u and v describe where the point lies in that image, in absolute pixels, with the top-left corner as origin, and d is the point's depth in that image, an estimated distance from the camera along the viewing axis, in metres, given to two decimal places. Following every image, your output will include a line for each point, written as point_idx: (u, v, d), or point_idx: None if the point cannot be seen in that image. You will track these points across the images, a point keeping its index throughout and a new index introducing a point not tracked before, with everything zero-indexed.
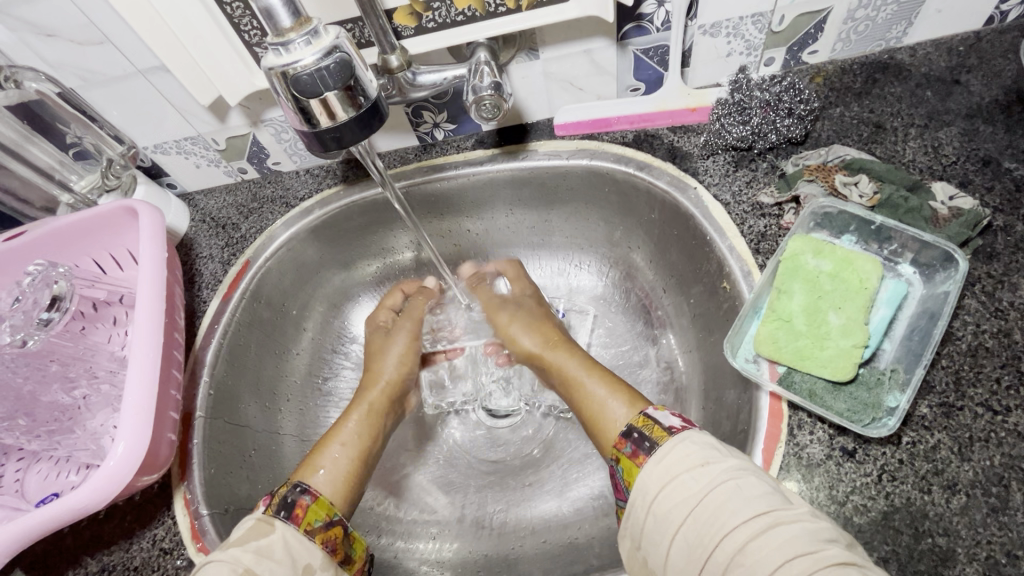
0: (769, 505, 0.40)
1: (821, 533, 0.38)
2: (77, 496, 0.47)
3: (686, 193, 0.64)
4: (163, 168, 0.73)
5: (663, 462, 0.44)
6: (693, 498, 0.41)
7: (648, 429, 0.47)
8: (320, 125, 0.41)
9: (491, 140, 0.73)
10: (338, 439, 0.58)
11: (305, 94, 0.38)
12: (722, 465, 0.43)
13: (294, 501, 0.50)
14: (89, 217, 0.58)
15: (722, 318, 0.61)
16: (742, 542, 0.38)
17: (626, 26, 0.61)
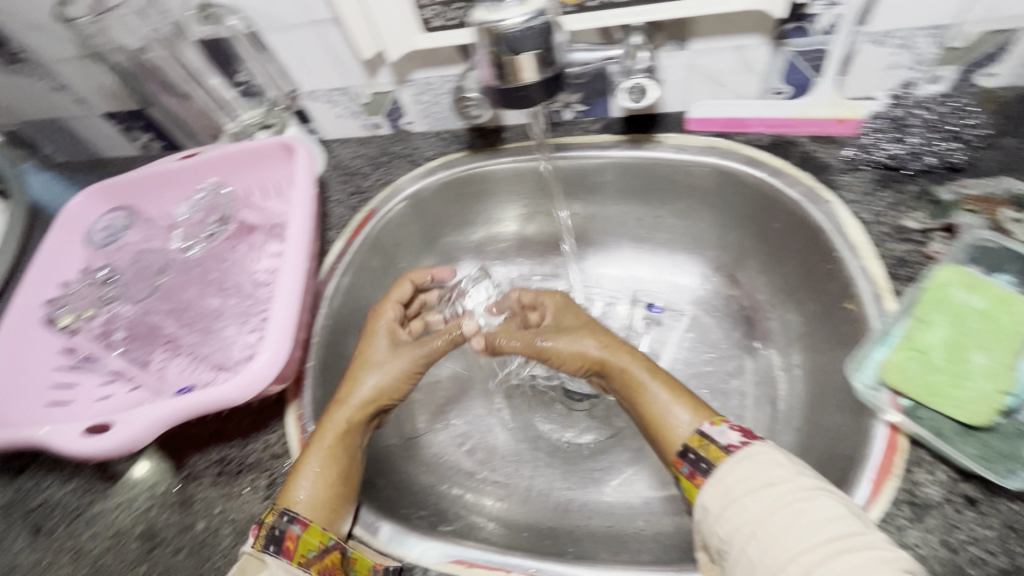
0: (837, 532, 0.38)
1: (897, 560, 0.37)
2: (230, 389, 0.51)
3: (819, 206, 0.61)
4: (309, 114, 0.79)
5: (722, 483, 0.44)
6: (758, 520, 0.41)
7: (703, 450, 0.47)
8: (511, 83, 0.43)
9: (617, 126, 0.73)
10: (324, 449, 0.54)
11: (509, 51, 0.41)
12: (786, 486, 0.42)
13: (283, 534, 0.48)
14: (250, 150, 0.64)
15: (837, 340, 0.58)
16: (809, 565, 0.37)
17: (787, 26, 0.59)
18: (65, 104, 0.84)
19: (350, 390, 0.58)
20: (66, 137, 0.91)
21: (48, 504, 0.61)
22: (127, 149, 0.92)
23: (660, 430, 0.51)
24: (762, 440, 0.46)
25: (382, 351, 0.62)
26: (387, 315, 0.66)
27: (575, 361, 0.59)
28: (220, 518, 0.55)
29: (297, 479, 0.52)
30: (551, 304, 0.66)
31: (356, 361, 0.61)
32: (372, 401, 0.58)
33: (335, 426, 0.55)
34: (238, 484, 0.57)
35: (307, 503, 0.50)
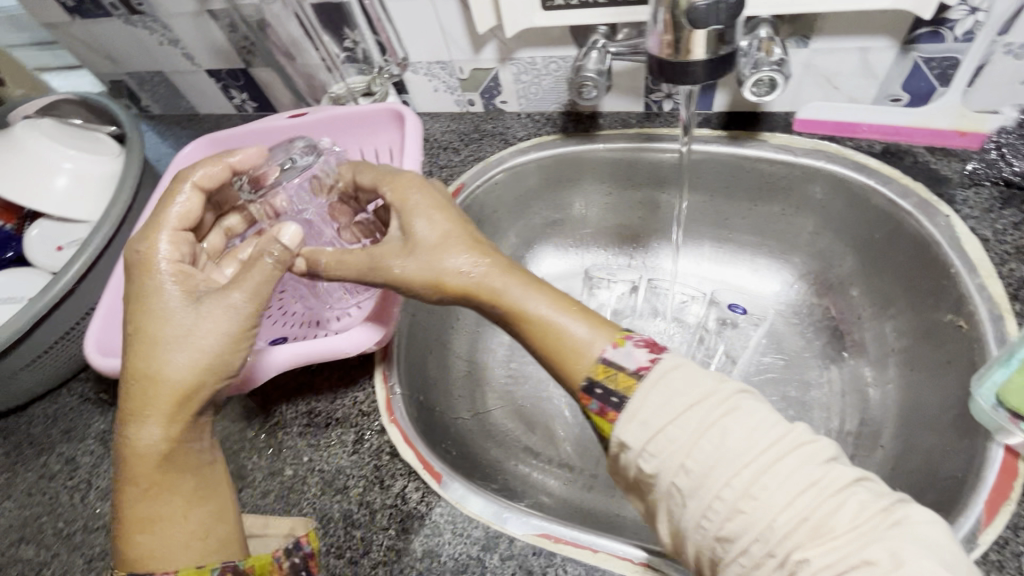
0: (761, 453, 0.37)
1: (822, 454, 0.37)
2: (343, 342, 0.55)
3: (935, 219, 0.59)
4: (407, 86, 0.80)
5: (636, 416, 0.40)
6: (685, 449, 0.38)
7: (612, 382, 0.42)
8: (678, 58, 0.43)
9: (717, 120, 0.71)
10: (152, 486, 0.44)
11: (695, 25, 0.40)
12: (704, 411, 0.39)
13: None
14: (359, 114, 0.66)
15: (942, 358, 0.56)
16: (745, 487, 0.36)
17: (921, 30, 0.57)
18: (171, 59, 0.87)
19: (150, 397, 0.45)
20: (166, 91, 0.95)
21: None
22: (222, 107, 0.95)
23: (568, 353, 0.44)
24: (669, 352, 0.42)
25: (165, 332, 0.45)
26: (170, 283, 0.48)
27: (415, 279, 0.48)
28: (307, 467, 0.57)
29: (131, 533, 0.43)
30: (392, 200, 0.52)
31: (143, 335, 0.46)
32: (189, 401, 0.46)
33: (150, 451, 0.44)
34: (327, 436, 0.59)
35: (161, 555, 0.43)
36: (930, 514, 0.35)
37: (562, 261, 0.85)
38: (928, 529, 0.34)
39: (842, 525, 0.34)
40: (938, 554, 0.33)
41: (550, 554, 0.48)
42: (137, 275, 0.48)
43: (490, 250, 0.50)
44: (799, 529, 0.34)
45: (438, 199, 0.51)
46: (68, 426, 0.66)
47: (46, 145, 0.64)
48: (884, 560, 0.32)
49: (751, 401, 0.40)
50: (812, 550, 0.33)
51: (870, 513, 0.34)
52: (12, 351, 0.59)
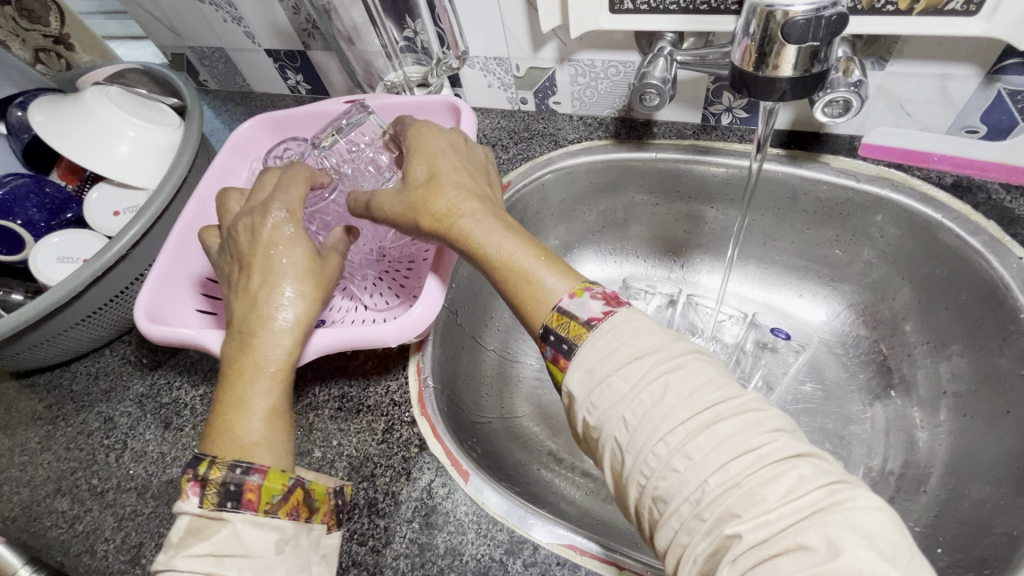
0: (702, 410, 0.33)
1: (767, 423, 0.33)
2: (384, 333, 0.54)
3: (1007, 261, 0.56)
4: (462, 79, 0.80)
5: (586, 365, 0.38)
6: (625, 400, 0.35)
7: (564, 329, 0.40)
8: (765, 73, 0.42)
9: (777, 139, 0.69)
10: (271, 386, 0.47)
11: (790, 40, 0.39)
12: (652, 361, 0.36)
13: (240, 486, 0.41)
14: (416, 103, 0.66)
15: (1002, 408, 0.54)
16: (677, 443, 0.33)
17: (1010, 60, 0.54)
18: (232, 35, 0.89)
19: (272, 312, 0.48)
20: (225, 68, 0.96)
21: (177, 404, 0.65)
22: (277, 87, 0.96)
23: (531, 293, 0.43)
24: (625, 308, 0.40)
25: (290, 260, 0.50)
26: (288, 221, 0.52)
27: (402, 215, 0.51)
28: (336, 452, 0.57)
29: (246, 420, 0.45)
30: (409, 141, 0.54)
31: (277, 263, 0.50)
32: (308, 319, 0.49)
33: (273, 357, 0.47)
34: (357, 422, 0.59)
35: (266, 448, 0.44)
36: (877, 500, 0.31)
37: (601, 268, 0.84)
38: (868, 515, 0.29)
39: (775, 497, 0.30)
40: (876, 543, 0.28)
41: (574, 566, 0.48)
42: (255, 213, 0.53)
43: (479, 197, 0.49)
44: (728, 494, 0.31)
45: (446, 146, 0.52)
46: (108, 385, 0.68)
47: (112, 111, 0.65)
48: (821, 545, 0.28)
49: (701, 362, 0.37)
50: (745, 522, 0.30)
51: (806, 489, 0.31)
52: (65, 309, 0.61)
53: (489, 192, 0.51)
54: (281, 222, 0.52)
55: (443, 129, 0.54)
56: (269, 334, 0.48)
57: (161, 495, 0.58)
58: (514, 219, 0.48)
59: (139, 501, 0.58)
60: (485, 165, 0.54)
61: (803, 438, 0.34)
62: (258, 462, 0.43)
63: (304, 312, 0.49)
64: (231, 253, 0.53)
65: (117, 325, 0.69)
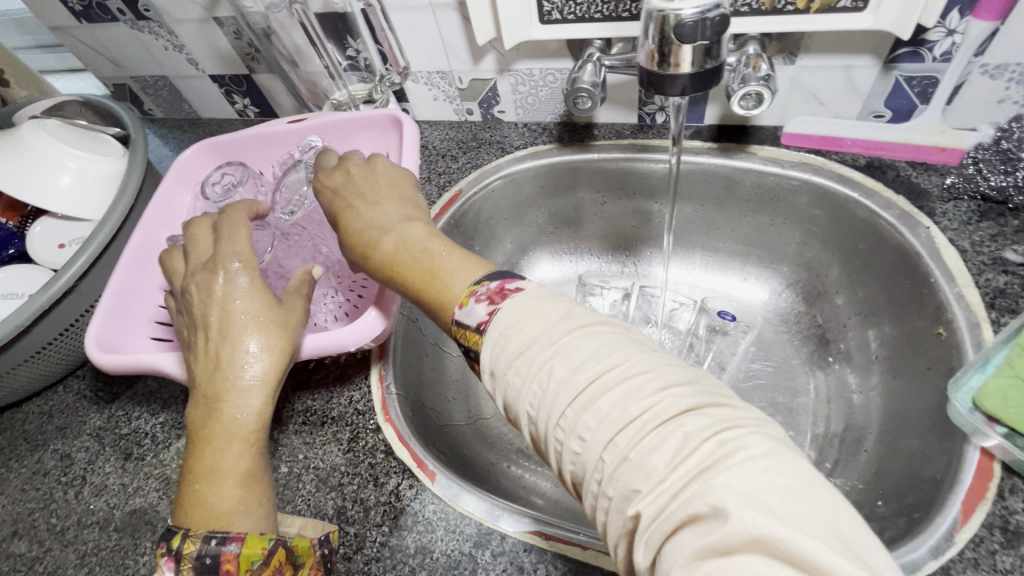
0: (590, 383, 0.34)
1: (652, 384, 0.34)
2: (347, 337, 0.55)
3: (917, 231, 0.61)
4: (407, 94, 0.82)
5: (489, 367, 0.39)
6: (525, 391, 0.37)
7: (464, 339, 0.41)
8: (668, 71, 0.46)
9: (710, 133, 0.73)
10: (244, 449, 0.48)
11: (683, 40, 0.42)
12: (539, 346, 0.37)
13: (216, 558, 0.42)
14: (359, 119, 0.68)
15: (924, 366, 0.58)
16: (574, 425, 0.34)
17: (902, 50, 0.60)
18: (174, 63, 0.88)
19: (234, 371, 0.49)
20: (170, 95, 0.96)
21: (137, 434, 0.64)
22: (223, 112, 0.96)
23: (440, 307, 0.44)
24: (508, 301, 0.40)
25: (248, 314, 0.51)
26: (241, 271, 0.52)
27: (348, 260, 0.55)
28: (302, 465, 0.58)
29: (219, 489, 0.46)
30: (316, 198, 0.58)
31: (233, 321, 0.50)
32: (274, 373, 0.50)
33: (244, 417, 0.48)
34: (322, 434, 0.60)
35: (244, 513, 0.45)
36: (769, 445, 0.30)
37: (557, 268, 0.87)
38: (753, 469, 0.29)
39: (663, 463, 0.31)
40: (763, 496, 0.28)
41: (541, 550, 0.49)
42: (205, 272, 0.53)
43: (378, 226, 0.51)
44: (621, 467, 0.32)
45: (340, 172, 0.56)
46: (63, 422, 0.67)
47: (50, 143, 0.65)
48: (709, 511, 0.28)
49: (586, 336, 0.37)
50: (642, 498, 0.31)
51: (694, 446, 0.31)
52: (11, 346, 0.60)
53: (389, 211, 0.52)
54: (235, 274, 0.52)
55: (337, 168, 0.57)
56: (239, 394, 0.48)
57: (125, 527, 0.58)
58: (424, 233, 0.49)
59: (102, 535, 0.57)
60: (383, 180, 0.55)
61: (703, 390, 0.34)
62: (237, 527, 0.45)
63: (264, 369, 0.49)
64: (188, 314, 0.53)
65: (69, 359, 0.67)
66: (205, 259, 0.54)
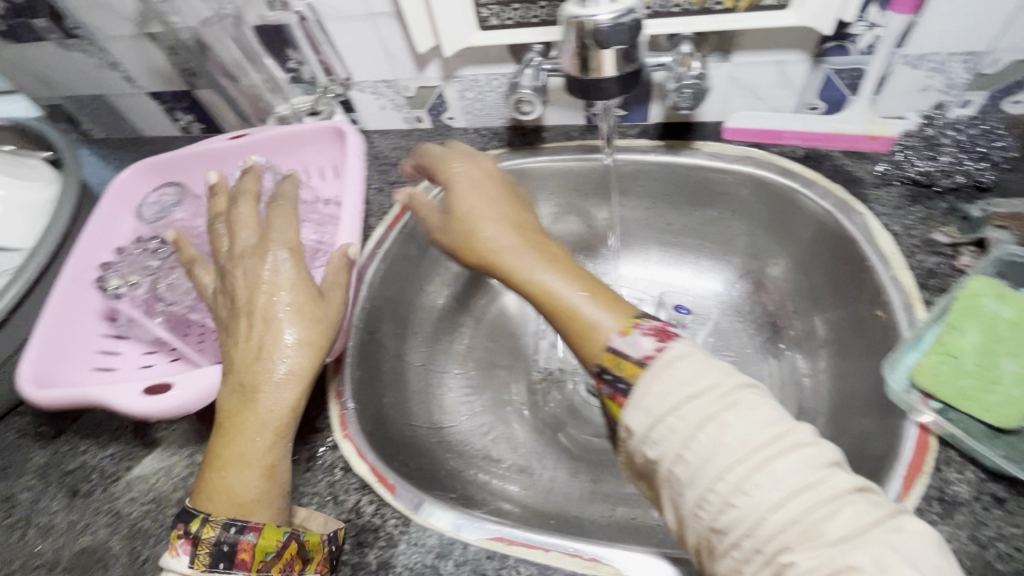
0: (763, 445, 0.34)
1: (822, 456, 0.34)
2: None
3: (852, 218, 0.63)
4: (354, 105, 0.81)
5: (640, 402, 0.39)
6: (685, 438, 0.36)
7: (619, 369, 0.42)
8: (590, 76, 0.46)
9: (655, 132, 0.75)
10: (272, 440, 0.48)
11: (601, 45, 0.44)
12: (703, 397, 0.37)
13: (233, 546, 0.43)
14: (301, 133, 0.67)
15: (866, 348, 0.60)
16: (737, 481, 0.34)
17: (829, 44, 0.62)
18: (109, 81, 0.85)
19: (271, 360, 0.49)
20: (108, 115, 0.93)
21: (85, 468, 0.62)
22: (167, 129, 0.93)
23: (575, 331, 0.46)
24: (678, 339, 0.41)
25: (289, 306, 0.51)
26: (288, 261, 0.53)
27: (450, 248, 0.56)
28: None
29: (244, 478, 0.46)
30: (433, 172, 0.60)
31: (278, 305, 0.50)
32: (310, 369, 0.50)
33: (277, 408, 0.48)
34: None
35: (264, 503, 0.46)
36: (923, 526, 0.33)
37: None
38: (915, 544, 0.31)
39: (835, 532, 0.31)
40: (914, 561, 0.30)
41: (503, 556, 0.49)
42: (254, 255, 0.53)
43: (516, 229, 0.53)
44: (790, 530, 0.32)
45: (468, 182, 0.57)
46: (5, 462, 0.64)
47: None
48: (868, 565, 0.30)
49: (755, 395, 0.38)
50: (800, 553, 0.31)
51: (865, 523, 0.32)
52: None
53: (524, 222, 0.54)
54: (282, 262, 0.52)
55: (472, 157, 0.60)
56: (276, 387, 0.48)
57: (73, 567, 0.55)
58: (559, 252, 0.52)
59: None
60: (509, 188, 0.58)
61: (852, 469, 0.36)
62: (255, 518, 0.46)
63: (305, 360, 0.50)
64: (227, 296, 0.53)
65: (8, 396, 0.64)
66: (248, 242, 0.55)
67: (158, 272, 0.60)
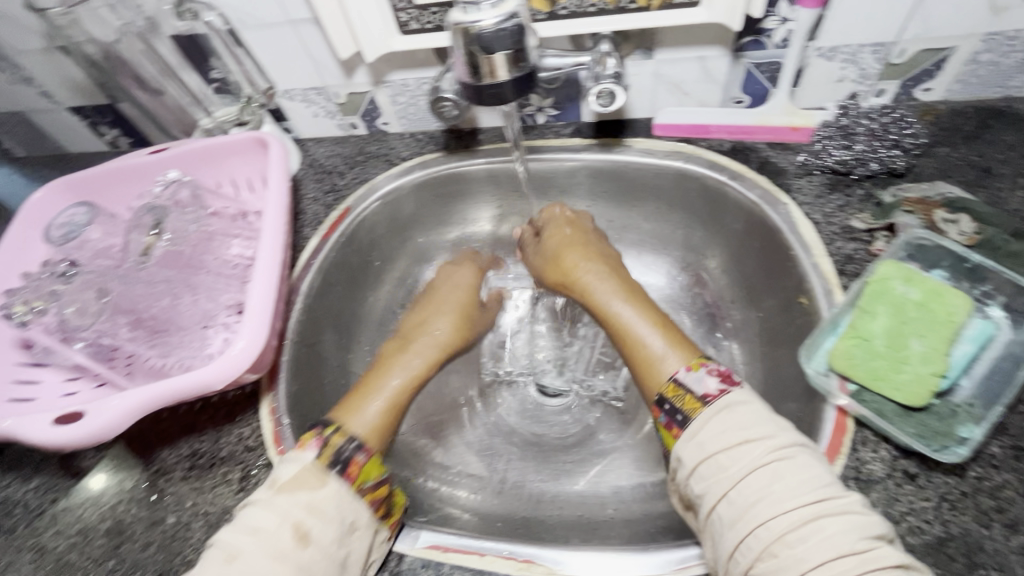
0: (815, 506, 0.39)
1: (872, 529, 0.38)
2: (211, 378, 0.50)
3: (776, 208, 0.65)
4: (285, 113, 0.79)
5: (696, 439, 0.45)
6: (737, 483, 0.41)
7: (679, 401, 0.48)
8: (483, 80, 0.47)
9: (589, 131, 0.75)
10: (399, 387, 0.60)
11: (483, 51, 0.44)
12: (764, 453, 0.42)
13: (350, 457, 0.49)
14: (222, 144, 0.65)
15: (794, 334, 0.62)
16: (779, 532, 0.39)
17: (746, 39, 0.63)
18: (25, 97, 0.82)
19: (429, 328, 0.69)
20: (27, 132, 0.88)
21: (7, 504, 0.59)
22: (92, 145, 0.90)
23: (641, 361, 0.54)
24: (740, 388, 0.47)
25: (449, 312, 0.72)
26: (468, 274, 0.77)
27: (544, 275, 0.71)
28: (191, 512, 0.55)
29: (366, 406, 0.56)
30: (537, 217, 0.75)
31: (455, 312, 0.72)
32: (444, 345, 0.68)
33: (415, 362, 0.64)
34: (211, 477, 0.57)
35: (373, 435, 0.54)
36: None
37: None
38: None
39: None
40: None
41: (438, 565, 0.49)
42: (452, 266, 0.78)
43: (603, 260, 0.66)
44: None
45: (567, 228, 0.70)
46: None
47: None
48: None
49: (809, 456, 0.42)
50: None
51: None
52: None
53: (608, 257, 0.67)
54: (456, 270, 0.77)
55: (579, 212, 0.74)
56: (416, 350, 0.65)
57: None
58: (633, 286, 0.62)
59: None
60: (598, 232, 0.71)
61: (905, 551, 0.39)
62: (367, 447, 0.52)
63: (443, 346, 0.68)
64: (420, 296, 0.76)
65: None
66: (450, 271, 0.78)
67: (62, 298, 0.57)
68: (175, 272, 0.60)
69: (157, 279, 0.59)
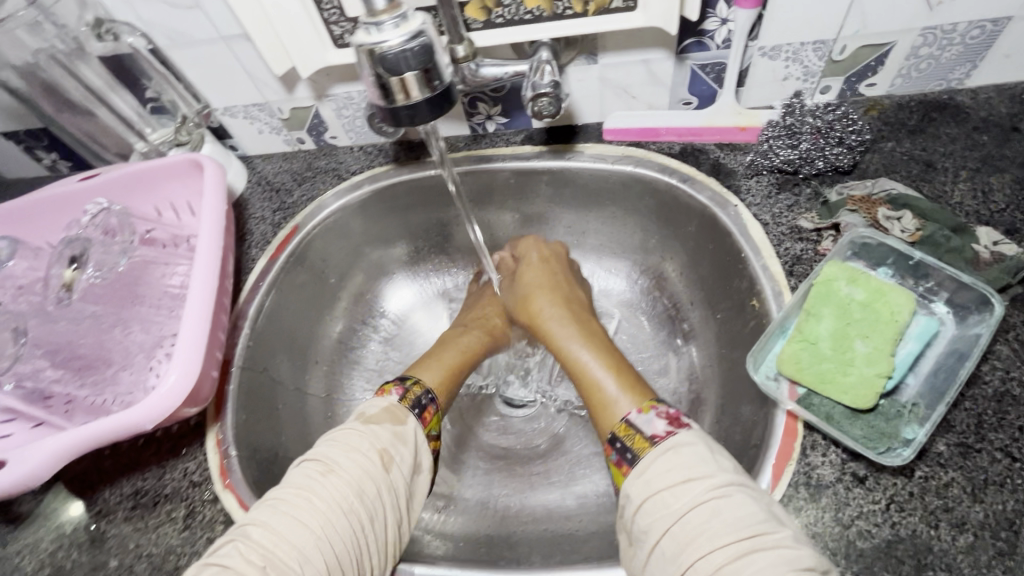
0: (750, 539, 0.39)
1: (805, 559, 0.38)
2: (144, 420, 0.49)
3: (726, 211, 0.65)
4: (229, 131, 0.77)
5: (642, 477, 0.45)
6: (677, 519, 0.42)
7: (630, 439, 0.49)
8: (396, 102, 0.46)
9: (540, 137, 0.74)
10: (454, 356, 0.69)
11: (389, 72, 0.43)
12: (704, 488, 0.42)
13: (425, 405, 0.59)
14: (154, 168, 0.63)
15: (748, 336, 0.61)
16: (716, 567, 0.39)
17: (687, 40, 0.63)
18: None
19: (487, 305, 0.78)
20: None
21: None
22: (31, 171, 0.86)
23: (597, 405, 0.55)
24: (688, 429, 0.47)
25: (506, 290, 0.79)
26: None
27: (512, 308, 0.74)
28: (134, 555, 0.53)
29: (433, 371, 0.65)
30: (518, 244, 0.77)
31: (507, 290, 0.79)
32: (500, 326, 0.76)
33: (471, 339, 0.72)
34: (155, 516, 0.55)
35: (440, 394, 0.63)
36: None
37: (414, 293, 0.84)
38: None
39: None
40: None
41: None
42: None
43: (567, 306, 0.68)
44: None
45: (540, 270, 0.72)
46: None
47: None
48: None
49: (748, 493, 0.42)
50: None
51: None
52: None
53: (574, 300, 0.69)
54: None
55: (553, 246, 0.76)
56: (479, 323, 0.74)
57: None
58: (596, 330, 0.64)
59: None
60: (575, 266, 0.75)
61: None
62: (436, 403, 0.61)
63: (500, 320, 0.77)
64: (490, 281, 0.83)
65: None
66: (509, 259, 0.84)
67: None
68: (107, 305, 0.57)
69: (84, 314, 0.56)
